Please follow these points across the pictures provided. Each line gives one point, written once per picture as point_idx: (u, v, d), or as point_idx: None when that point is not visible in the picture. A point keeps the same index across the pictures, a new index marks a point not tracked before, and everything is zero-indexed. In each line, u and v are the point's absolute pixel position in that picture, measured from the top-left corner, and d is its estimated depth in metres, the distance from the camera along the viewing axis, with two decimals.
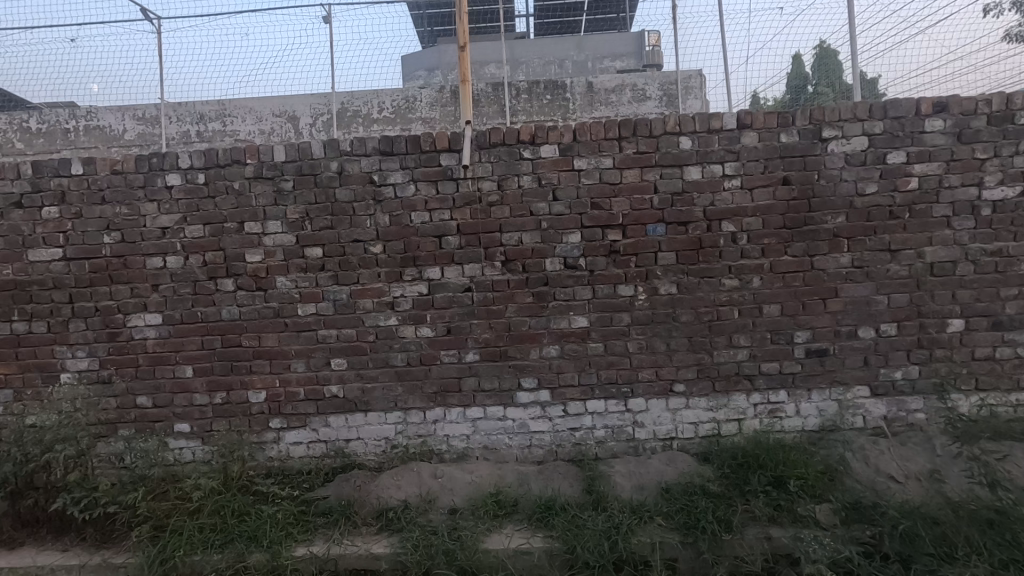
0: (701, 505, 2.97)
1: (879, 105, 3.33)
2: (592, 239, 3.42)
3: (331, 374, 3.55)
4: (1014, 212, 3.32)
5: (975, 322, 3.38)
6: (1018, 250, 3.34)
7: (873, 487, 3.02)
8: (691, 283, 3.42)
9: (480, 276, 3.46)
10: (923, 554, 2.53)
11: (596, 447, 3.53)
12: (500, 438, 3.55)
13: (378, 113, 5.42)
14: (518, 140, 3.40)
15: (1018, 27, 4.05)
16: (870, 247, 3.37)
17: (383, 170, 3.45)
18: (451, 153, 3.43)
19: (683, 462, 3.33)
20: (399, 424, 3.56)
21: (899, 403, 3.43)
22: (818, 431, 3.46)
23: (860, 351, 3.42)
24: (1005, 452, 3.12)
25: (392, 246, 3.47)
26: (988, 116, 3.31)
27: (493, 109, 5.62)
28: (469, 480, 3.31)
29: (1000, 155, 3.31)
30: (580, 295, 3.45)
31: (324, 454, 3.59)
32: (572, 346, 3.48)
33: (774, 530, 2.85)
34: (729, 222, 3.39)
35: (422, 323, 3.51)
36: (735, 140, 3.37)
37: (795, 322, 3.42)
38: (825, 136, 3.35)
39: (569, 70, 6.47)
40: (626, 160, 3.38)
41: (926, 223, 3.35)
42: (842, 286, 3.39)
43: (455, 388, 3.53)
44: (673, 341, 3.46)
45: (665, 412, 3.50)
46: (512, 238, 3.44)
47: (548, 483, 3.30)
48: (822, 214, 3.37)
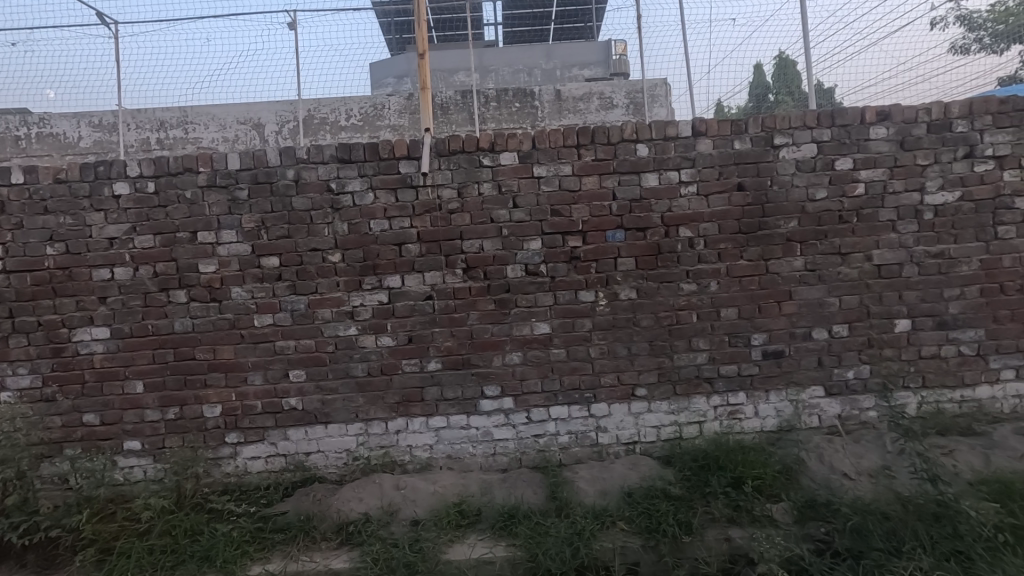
0: (662, 508, 2.99)
1: (826, 113, 3.44)
2: (553, 245, 3.43)
3: (290, 386, 3.47)
4: (955, 216, 3.47)
5: (921, 321, 3.51)
6: (959, 252, 3.48)
7: (828, 484, 3.09)
8: (651, 287, 3.46)
9: (441, 284, 3.44)
10: (872, 549, 2.58)
11: (560, 453, 3.52)
12: (464, 447, 3.52)
13: (346, 121, 5.44)
14: (477, 147, 3.41)
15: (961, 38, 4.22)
16: (822, 250, 3.47)
17: (341, 178, 3.40)
18: (410, 160, 3.41)
19: (646, 465, 3.35)
20: (361, 435, 3.50)
21: (852, 402, 3.53)
22: (777, 432, 3.53)
23: (815, 351, 3.51)
24: (950, 448, 3.24)
25: (351, 254, 3.42)
26: (928, 124, 3.45)
27: (463, 117, 5.73)
28: (432, 490, 3.27)
29: (941, 161, 3.45)
30: (542, 301, 3.46)
31: (283, 469, 3.50)
32: (535, 353, 3.48)
33: (733, 531, 2.89)
34: (686, 227, 3.45)
35: (382, 332, 3.47)
36: (691, 147, 3.43)
37: (752, 325, 3.49)
38: (777, 143, 3.44)
39: (537, 79, 6.56)
40: (585, 167, 3.41)
41: (873, 227, 3.47)
42: (796, 288, 3.48)
43: (418, 397, 3.49)
44: (635, 345, 3.49)
45: (627, 417, 3.52)
46: (473, 245, 3.43)
47: (512, 491, 3.28)
48: (776, 218, 3.46)
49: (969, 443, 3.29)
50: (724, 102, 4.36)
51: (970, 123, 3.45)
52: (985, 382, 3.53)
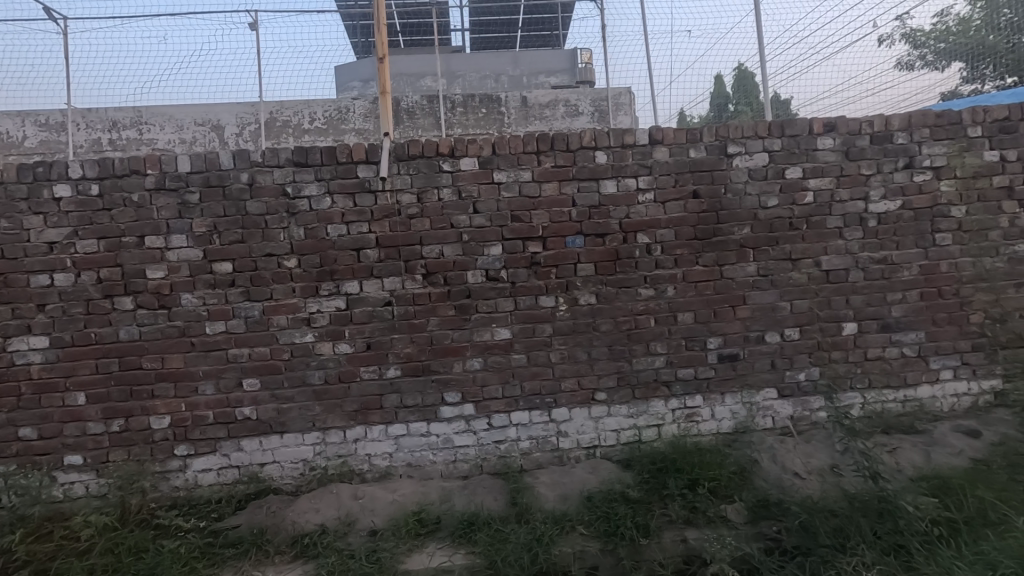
0: (621, 512, 3.02)
1: (777, 124, 3.56)
2: (513, 251, 3.44)
3: (244, 395, 3.37)
4: (897, 224, 3.63)
5: (866, 324, 3.65)
6: (901, 258, 3.64)
7: (780, 484, 3.17)
8: (611, 293, 3.50)
9: (400, 289, 3.41)
10: (819, 546, 2.67)
11: (521, 458, 3.52)
12: (425, 454, 3.48)
13: (309, 124, 5.42)
14: (437, 152, 3.39)
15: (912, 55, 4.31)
16: (773, 256, 3.58)
17: (297, 182, 3.34)
18: (368, 164, 3.37)
19: (606, 469, 3.39)
20: (318, 445, 3.43)
21: (804, 403, 3.65)
22: (732, 433, 3.61)
23: (768, 354, 3.61)
24: (893, 446, 3.38)
25: (308, 260, 3.36)
26: (871, 136, 3.60)
27: (429, 122, 5.74)
28: (391, 499, 3.22)
29: (883, 172, 3.61)
30: (502, 307, 3.46)
31: (236, 481, 3.40)
32: (495, 358, 3.48)
33: (689, 533, 2.95)
34: (643, 234, 3.51)
35: (340, 339, 3.40)
36: (648, 155, 3.50)
37: (707, 329, 3.57)
38: (730, 152, 3.54)
39: (505, 85, 6.69)
40: (544, 173, 3.43)
41: (822, 234, 3.60)
42: (749, 293, 3.57)
43: (377, 404, 3.44)
44: (595, 350, 3.52)
45: (588, 421, 3.55)
46: (433, 250, 3.41)
47: (472, 498, 3.25)
48: (729, 225, 3.55)
49: (912, 441, 3.44)
50: (686, 112, 4.45)
51: (909, 135, 3.62)
52: (926, 382, 3.69)
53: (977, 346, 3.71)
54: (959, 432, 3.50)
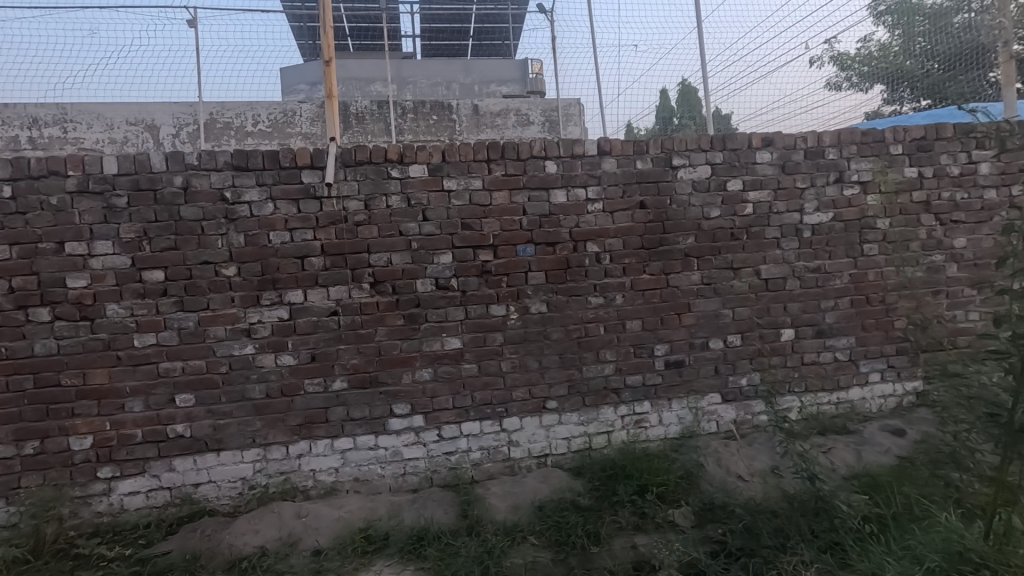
0: (572, 520, 3.03)
1: (718, 138, 3.69)
2: (463, 259, 3.41)
3: (176, 411, 3.17)
4: (829, 235, 3.83)
5: (802, 330, 3.83)
6: (833, 267, 3.84)
7: (724, 487, 3.26)
8: (561, 301, 3.52)
9: (347, 298, 3.31)
10: (762, 546, 2.74)
11: (472, 469, 3.47)
12: (372, 468, 3.38)
13: (253, 126, 5.28)
14: (386, 158, 3.32)
15: (838, 77, 4.57)
16: (716, 265, 3.70)
17: (236, 186, 3.19)
18: (313, 170, 3.26)
19: (557, 478, 3.39)
20: (259, 462, 3.27)
21: (746, 407, 3.78)
22: (679, 438, 3.69)
23: (712, 360, 3.72)
24: (828, 447, 3.55)
25: (248, 268, 3.21)
26: (804, 151, 3.79)
27: (379, 128, 5.68)
28: (337, 516, 3.11)
29: (816, 185, 3.81)
30: (452, 316, 3.41)
31: (168, 503, 3.19)
32: (446, 368, 3.42)
33: (639, 538, 2.98)
34: (593, 242, 3.55)
35: (283, 350, 3.26)
36: (597, 165, 3.55)
37: (655, 336, 3.65)
38: (675, 164, 3.64)
39: (456, 93, 6.69)
40: (495, 181, 3.42)
41: (761, 244, 3.75)
42: (694, 300, 3.68)
43: (321, 418, 3.31)
44: (546, 358, 3.53)
45: (539, 430, 3.54)
46: (381, 258, 3.33)
47: (422, 512, 3.17)
48: (675, 235, 3.65)
49: (844, 441, 3.62)
50: (634, 124, 4.56)
51: (839, 151, 3.83)
52: (856, 385, 3.90)
53: (901, 350, 3.95)
54: (886, 431, 3.72)
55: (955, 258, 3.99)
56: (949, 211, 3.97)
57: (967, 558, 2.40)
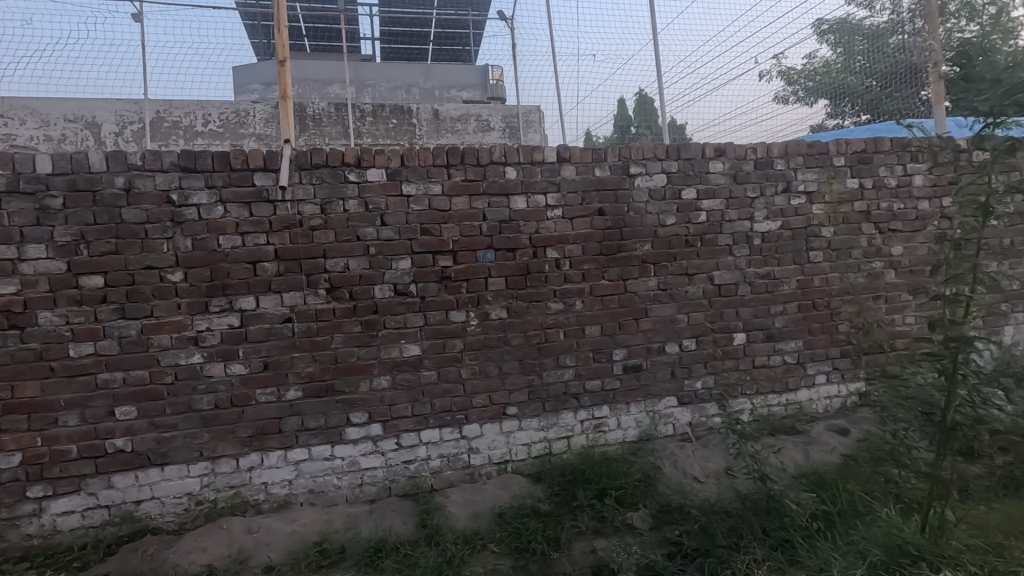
0: (531, 526, 3.02)
1: (673, 148, 3.79)
2: (422, 265, 3.37)
3: (116, 425, 3.00)
4: (777, 242, 3.98)
5: (753, 334, 3.96)
6: (782, 273, 3.99)
7: (681, 489, 3.33)
8: (521, 307, 3.53)
9: (302, 305, 3.21)
10: (717, 546, 2.80)
11: (431, 478, 3.42)
12: (328, 479, 3.28)
13: (203, 126, 5.13)
14: (343, 162, 3.25)
15: (786, 91, 4.77)
16: (672, 271, 3.79)
17: (184, 189, 3.06)
18: (266, 172, 3.16)
19: (517, 485, 3.39)
20: (206, 476, 3.12)
21: (700, 409, 3.87)
22: (637, 441, 3.75)
23: (669, 364, 3.80)
24: (778, 447, 3.67)
25: (196, 273, 3.08)
26: (754, 162, 3.94)
27: (336, 130, 5.58)
28: (290, 530, 3.00)
29: (765, 195, 3.95)
30: (411, 322, 3.36)
31: (106, 523, 3.01)
32: (404, 376, 3.37)
33: (598, 542, 3.00)
34: (552, 248, 3.57)
35: (233, 359, 3.14)
36: (556, 172, 3.58)
37: (614, 341, 3.70)
38: (632, 172, 3.72)
39: (416, 97, 6.76)
40: (454, 187, 3.40)
41: (714, 251, 3.86)
42: (651, 306, 3.75)
43: (274, 429, 3.20)
44: (506, 364, 3.52)
45: (499, 436, 3.53)
46: (338, 263, 3.25)
47: (379, 524, 3.10)
48: (632, 241, 3.71)
49: (793, 441, 3.76)
50: (592, 132, 4.64)
51: (786, 162, 3.99)
52: (804, 386, 4.06)
53: (845, 352, 4.13)
54: (832, 431, 3.88)
55: (893, 265, 4.21)
56: (887, 221, 4.19)
57: (907, 551, 2.48)
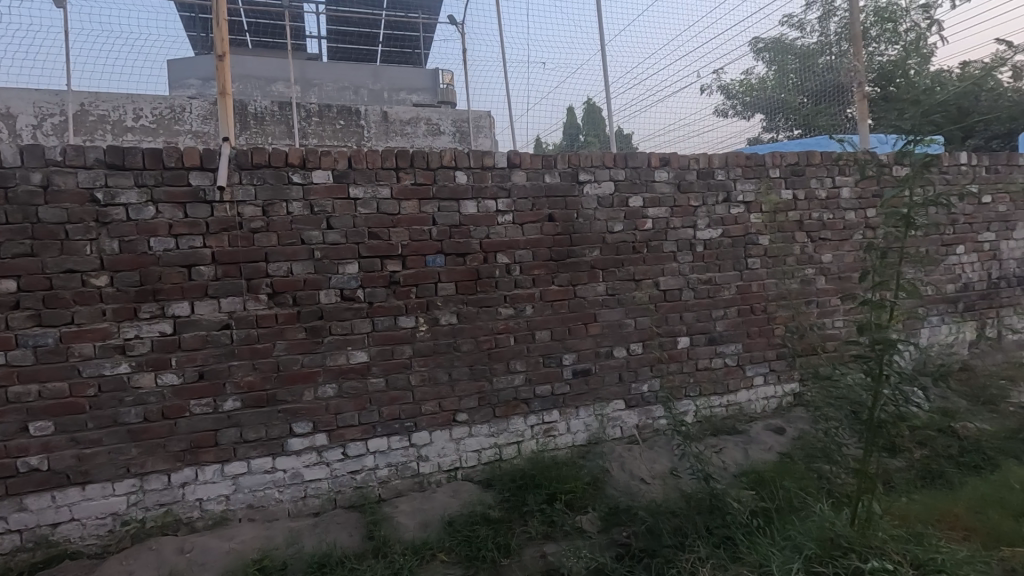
0: (482, 534, 3.00)
1: (621, 156, 3.87)
2: (370, 269, 3.29)
3: (30, 442, 2.77)
4: (718, 249, 4.14)
5: (696, 338, 4.09)
6: (723, 279, 4.15)
7: (628, 490, 3.39)
8: (471, 312, 3.50)
9: (241, 311, 3.07)
10: (663, 546, 2.86)
11: (379, 488, 3.34)
12: (269, 493, 3.14)
13: (134, 121, 4.86)
14: (286, 162, 3.13)
15: (726, 104, 4.96)
16: (620, 277, 3.87)
17: (110, 187, 2.86)
18: (203, 171, 3.00)
19: (467, 492, 3.36)
20: (134, 494, 2.93)
21: (647, 412, 3.96)
22: (586, 445, 3.79)
23: (617, 368, 3.87)
24: (719, 447, 3.81)
25: (124, 277, 2.88)
26: (697, 171, 4.08)
27: (280, 130, 5.39)
28: (227, 549, 2.86)
29: (707, 204, 4.11)
30: (358, 328, 3.28)
31: (18, 549, 2.76)
32: (351, 384, 3.28)
33: (548, 547, 3.00)
34: (503, 254, 3.57)
35: (165, 369, 2.96)
36: (507, 177, 3.59)
37: (563, 346, 3.73)
38: (581, 179, 3.77)
39: (365, 98, 6.52)
40: (403, 190, 3.34)
41: (659, 257, 3.97)
42: (600, 311, 3.81)
43: (210, 441, 3.03)
44: (455, 370, 3.48)
45: (449, 443, 3.49)
46: (280, 267, 3.13)
47: (324, 537, 2.99)
48: (581, 247, 3.77)
49: (734, 441, 3.91)
50: (542, 139, 4.68)
51: (727, 172, 4.16)
52: (743, 388, 4.23)
53: (781, 354, 4.33)
54: (769, 430, 4.06)
55: (823, 272, 4.46)
56: (818, 230, 4.44)
57: (837, 543, 2.57)
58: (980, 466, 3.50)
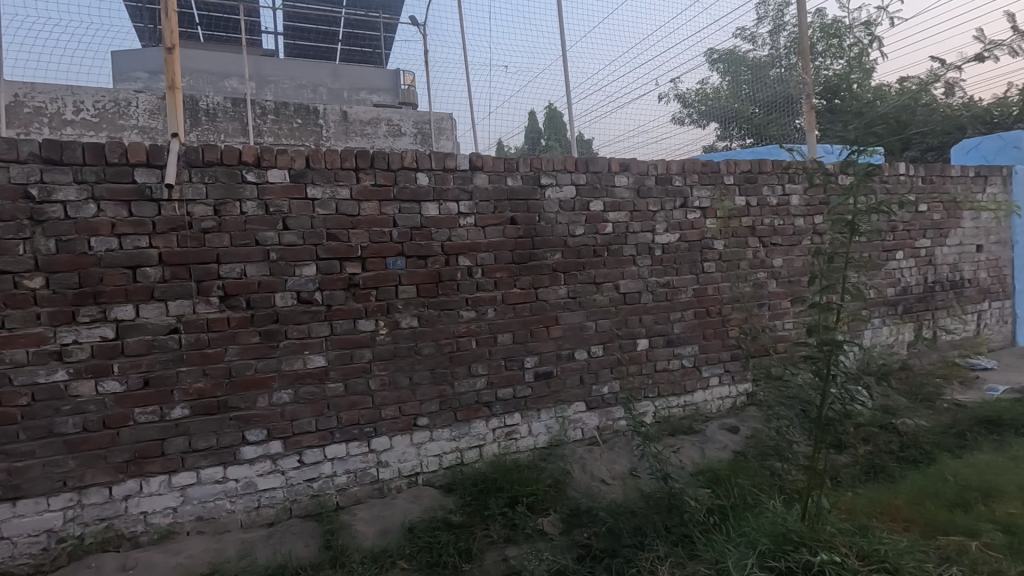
0: (443, 539, 2.96)
1: (582, 161, 3.92)
2: (328, 272, 3.21)
3: None
4: (676, 253, 4.24)
5: (655, 340, 4.17)
6: (680, 283, 4.25)
7: (589, 492, 3.42)
8: (432, 315, 3.47)
9: (191, 314, 2.94)
10: (623, 546, 2.89)
11: (336, 495, 3.26)
12: (220, 504, 3.02)
13: (73, 114, 4.58)
14: (239, 160, 3.02)
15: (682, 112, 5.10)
16: (581, 280, 3.91)
17: (47, 183, 2.70)
18: (149, 168, 2.87)
19: (428, 497, 3.31)
20: (71, 509, 2.76)
21: (607, 413, 4.01)
22: (547, 447, 3.81)
23: (578, 370, 3.90)
24: (677, 447, 3.89)
25: (61, 279, 2.72)
26: (656, 177, 4.17)
27: (233, 127, 5.21)
28: (174, 563, 2.73)
29: (665, 210, 4.20)
30: (315, 332, 3.19)
31: None
32: (307, 389, 3.19)
33: (510, 550, 2.99)
34: (465, 256, 3.55)
35: (106, 376, 2.80)
36: (469, 180, 3.58)
37: (525, 348, 3.74)
38: (543, 183, 3.79)
39: (324, 97, 6.38)
40: (363, 191, 3.28)
41: (619, 260, 4.04)
42: (561, 314, 3.84)
43: (156, 451, 2.89)
44: (416, 374, 3.44)
45: (409, 448, 3.44)
46: (233, 269, 3.01)
47: (278, 548, 2.89)
48: (543, 250, 3.79)
49: (691, 441, 4.00)
50: (504, 142, 4.69)
51: (684, 179, 4.27)
52: (700, 388, 4.34)
53: (735, 355, 4.47)
54: (724, 429, 4.18)
55: (774, 276, 4.63)
56: (769, 236, 4.60)
57: (789, 538, 2.63)
58: (918, 460, 3.70)
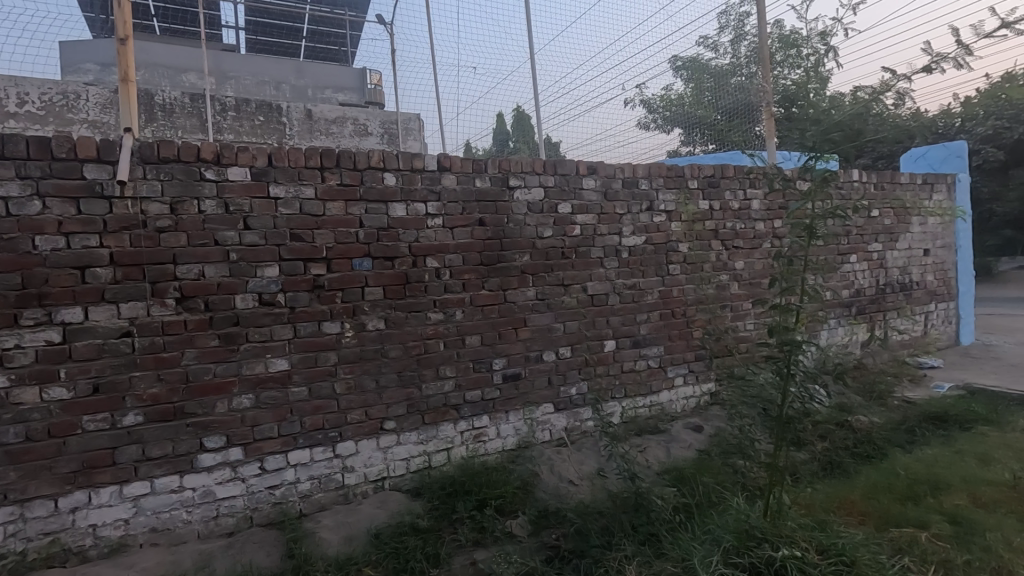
0: (410, 544, 2.91)
1: (550, 163, 3.94)
2: (292, 273, 3.13)
3: None
4: (642, 256, 4.30)
5: (622, 341, 4.22)
6: (646, 284, 4.31)
7: (557, 493, 3.43)
8: (400, 317, 3.42)
9: (145, 317, 2.82)
10: (591, 547, 2.90)
11: (300, 502, 3.17)
12: (176, 514, 2.90)
13: (17, 106, 4.34)
14: (198, 157, 2.91)
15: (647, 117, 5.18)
16: (549, 282, 3.92)
17: None
18: (101, 164, 2.74)
19: (394, 502, 3.26)
20: (12, 524, 2.60)
21: (575, 414, 4.04)
22: (516, 449, 3.80)
23: (546, 372, 3.91)
24: (644, 446, 3.94)
25: (3, 280, 2.57)
26: (623, 180, 4.22)
27: (191, 123, 5.04)
28: None
29: (632, 213, 4.26)
30: (278, 335, 3.10)
31: None
32: (269, 394, 3.10)
33: (478, 554, 2.97)
34: (432, 258, 3.52)
35: (52, 382, 2.66)
36: (437, 181, 3.55)
37: (493, 350, 3.73)
38: (512, 185, 3.79)
39: (286, 94, 6.22)
40: (328, 191, 3.21)
41: (587, 262, 4.07)
42: (530, 315, 3.85)
43: (106, 461, 2.76)
44: (383, 377, 3.38)
45: (375, 452, 3.38)
46: (190, 270, 2.90)
47: (238, 559, 2.79)
48: (511, 252, 3.78)
49: (657, 440, 4.06)
50: (472, 143, 4.68)
51: (650, 182, 4.34)
52: (665, 388, 4.42)
53: (699, 356, 4.56)
54: (688, 428, 4.26)
55: (736, 278, 4.75)
56: (732, 239, 4.72)
57: (752, 534, 2.69)
58: (871, 456, 3.85)
